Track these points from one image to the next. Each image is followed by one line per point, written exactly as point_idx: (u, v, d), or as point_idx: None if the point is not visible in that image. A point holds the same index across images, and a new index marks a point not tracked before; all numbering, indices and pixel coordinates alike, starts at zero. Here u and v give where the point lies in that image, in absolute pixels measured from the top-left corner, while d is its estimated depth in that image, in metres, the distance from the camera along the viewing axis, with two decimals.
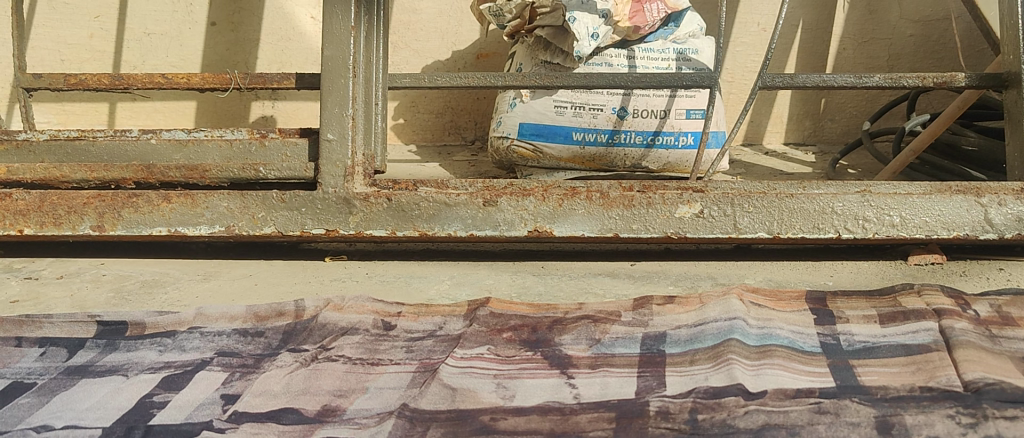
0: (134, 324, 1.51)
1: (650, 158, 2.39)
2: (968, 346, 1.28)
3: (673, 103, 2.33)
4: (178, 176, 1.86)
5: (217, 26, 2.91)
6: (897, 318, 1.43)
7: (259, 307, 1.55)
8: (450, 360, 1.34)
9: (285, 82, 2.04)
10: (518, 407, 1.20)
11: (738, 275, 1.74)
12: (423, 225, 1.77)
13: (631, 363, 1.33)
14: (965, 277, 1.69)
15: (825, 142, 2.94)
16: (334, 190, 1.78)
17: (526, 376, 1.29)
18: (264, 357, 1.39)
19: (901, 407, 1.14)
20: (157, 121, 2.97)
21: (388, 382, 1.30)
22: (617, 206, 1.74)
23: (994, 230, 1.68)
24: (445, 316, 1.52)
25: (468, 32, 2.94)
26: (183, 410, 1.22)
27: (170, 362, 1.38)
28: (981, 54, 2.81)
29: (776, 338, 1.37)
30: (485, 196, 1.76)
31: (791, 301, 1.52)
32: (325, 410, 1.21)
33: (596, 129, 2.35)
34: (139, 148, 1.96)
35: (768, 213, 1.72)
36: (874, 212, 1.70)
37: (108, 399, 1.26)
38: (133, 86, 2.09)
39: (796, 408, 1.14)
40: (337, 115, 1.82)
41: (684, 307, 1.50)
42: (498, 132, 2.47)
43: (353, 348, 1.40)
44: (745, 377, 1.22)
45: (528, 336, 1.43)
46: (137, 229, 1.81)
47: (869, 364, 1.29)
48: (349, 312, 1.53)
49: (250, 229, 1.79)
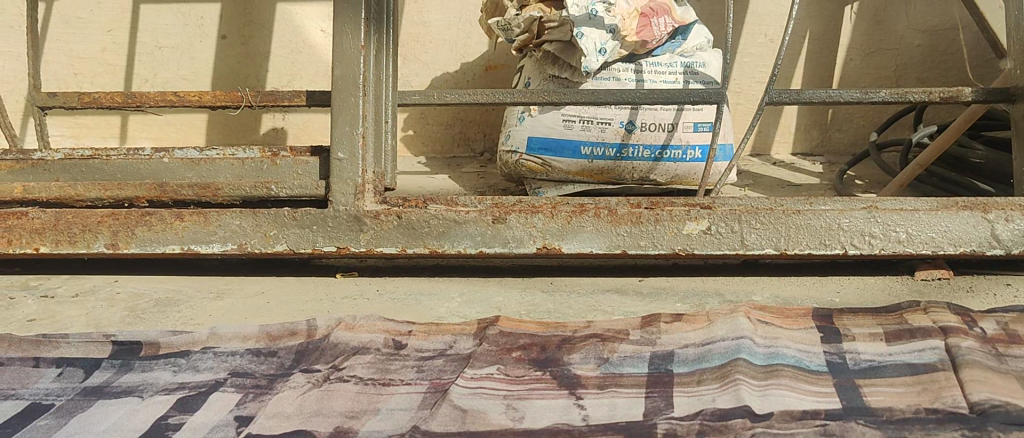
0: (149, 344, 1.53)
1: (658, 171, 2.41)
2: (974, 366, 1.29)
3: (680, 117, 2.35)
4: (190, 195, 1.89)
5: (228, 39, 2.93)
6: (903, 337, 1.44)
7: (271, 327, 1.57)
8: (460, 381, 1.35)
9: (296, 99, 2.07)
10: (527, 429, 1.21)
11: (746, 291, 1.75)
12: (433, 243, 1.79)
13: (639, 383, 1.34)
14: (972, 293, 1.69)
15: (832, 153, 2.94)
16: (344, 208, 1.80)
17: (535, 396, 1.31)
18: (277, 377, 1.41)
19: (907, 429, 1.15)
20: (170, 134, 2.99)
21: (399, 403, 1.31)
22: (625, 224, 1.75)
23: (1000, 246, 1.69)
24: (455, 335, 1.54)
25: (477, 44, 2.96)
26: (198, 432, 1.24)
27: (185, 384, 1.40)
28: (989, 63, 2.82)
29: (783, 358, 1.38)
30: (494, 214, 1.78)
31: (798, 319, 1.54)
32: (338, 432, 1.24)
33: (604, 143, 2.37)
34: (152, 167, 1.99)
35: (775, 229, 1.73)
36: (881, 228, 1.71)
37: (125, 420, 1.29)
38: (146, 104, 2.10)
39: (803, 430, 1.15)
40: (348, 133, 1.84)
41: (692, 325, 1.52)
42: (507, 146, 2.48)
43: (365, 368, 1.42)
44: (753, 398, 1.24)
45: (537, 355, 1.45)
46: (150, 247, 1.83)
47: (875, 383, 1.30)
48: (361, 331, 1.55)
49: (261, 246, 1.82)
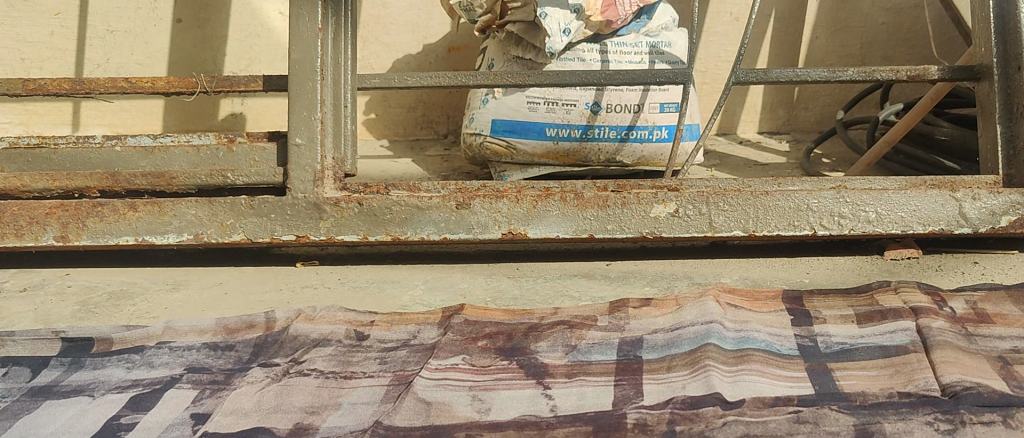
0: (101, 340, 1.47)
1: (625, 153, 2.37)
2: (945, 347, 1.28)
3: (646, 97, 2.32)
4: (144, 184, 1.82)
5: (183, 23, 2.80)
6: (874, 318, 1.42)
7: (228, 320, 1.52)
8: (424, 372, 1.31)
9: (251, 85, 1.99)
10: (494, 421, 1.18)
11: (715, 274, 1.72)
12: (395, 230, 1.74)
13: (607, 371, 1.31)
14: (941, 272, 1.68)
15: (798, 132, 2.93)
16: (304, 195, 1.75)
17: (502, 387, 1.27)
18: (234, 372, 1.36)
19: (880, 414, 1.13)
20: (125, 120, 2.89)
21: (362, 397, 1.27)
22: (591, 207, 1.72)
23: (968, 224, 1.68)
24: (419, 325, 1.50)
25: (439, 26, 2.91)
26: (151, 432, 1.20)
27: (138, 381, 1.35)
28: (952, 41, 2.83)
29: (753, 342, 1.36)
30: (457, 199, 1.73)
31: (767, 301, 1.51)
32: (297, 429, 1.19)
33: (569, 125, 2.33)
34: (104, 155, 1.92)
35: (743, 211, 1.70)
36: (850, 208, 1.69)
37: (73, 422, 1.23)
38: (95, 91, 2.02)
39: (775, 418, 1.13)
40: (306, 118, 1.79)
41: (660, 310, 1.49)
42: (471, 129, 2.43)
43: (325, 361, 1.38)
44: (723, 384, 1.21)
45: (504, 344, 1.41)
46: (102, 239, 1.77)
47: (847, 367, 1.28)
48: (321, 322, 1.50)
49: (218, 236, 1.76)
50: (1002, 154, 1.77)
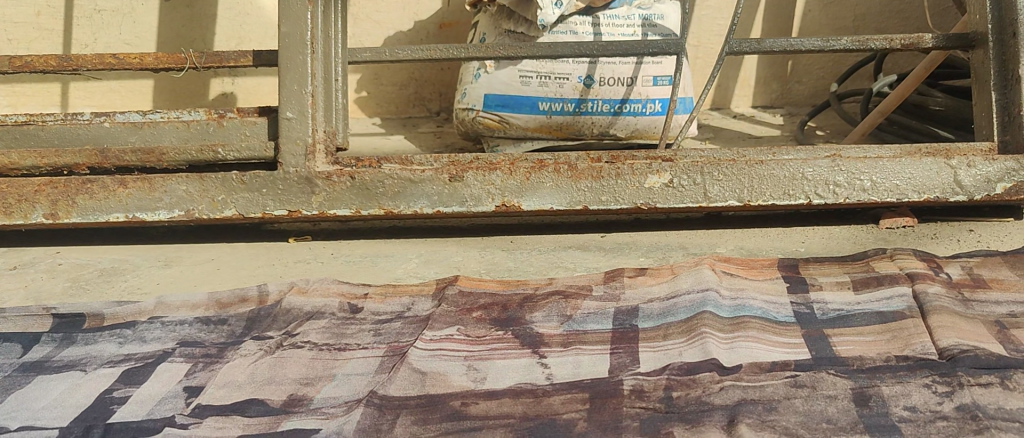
0: (92, 315, 1.46)
1: (618, 126, 2.36)
2: (943, 312, 1.27)
3: (640, 70, 2.31)
4: (133, 160, 1.81)
5: (171, 1, 2.74)
6: (870, 284, 1.42)
7: (220, 294, 1.50)
8: (419, 343, 1.30)
9: (242, 60, 1.98)
10: (490, 390, 1.17)
11: (710, 244, 1.71)
12: (388, 203, 1.73)
13: (603, 340, 1.30)
14: (936, 240, 1.68)
15: (792, 105, 2.91)
16: (295, 169, 1.74)
17: (497, 357, 1.27)
18: (227, 346, 1.35)
19: (878, 378, 1.13)
20: (114, 101, 2.85)
21: (356, 368, 1.26)
22: (585, 178, 1.70)
23: (964, 192, 1.67)
24: (413, 297, 1.49)
25: (430, 2, 2.88)
26: (145, 405, 1.20)
27: (131, 355, 1.34)
28: (946, 12, 2.82)
29: (749, 309, 1.35)
30: (450, 172, 1.72)
31: (763, 270, 1.51)
32: (292, 400, 1.19)
33: (562, 99, 2.32)
34: (93, 131, 1.89)
35: (738, 181, 1.69)
36: (845, 176, 1.68)
37: (66, 396, 1.23)
38: (83, 67, 2.00)
39: (771, 383, 1.12)
40: (297, 92, 1.77)
41: (656, 279, 1.48)
42: (463, 104, 2.42)
43: (319, 333, 1.37)
44: (720, 351, 1.21)
45: (499, 315, 1.40)
46: (92, 216, 1.75)
47: (844, 333, 1.28)
48: (314, 295, 1.49)
49: (210, 212, 1.75)
50: (997, 121, 1.76)
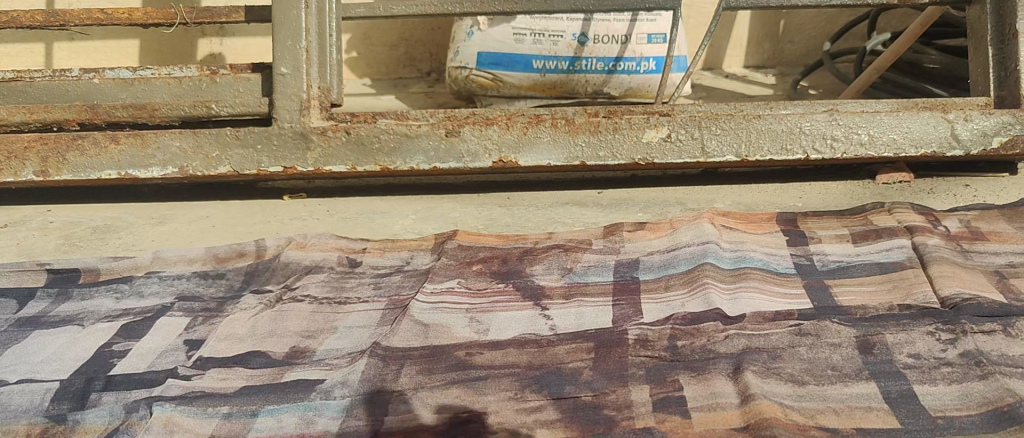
0: (88, 271, 1.45)
1: (612, 85, 2.34)
2: (943, 262, 1.28)
3: (634, 27, 2.28)
4: (125, 116, 1.79)
5: None
6: (869, 237, 1.42)
7: (218, 249, 1.49)
8: (420, 296, 1.30)
9: (233, 16, 1.92)
10: (494, 341, 1.17)
11: (707, 200, 1.71)
12: (384, 160, 1.72)
13: (605, 292, 1.30)
14: (933, 194, 1.68)
15: (784, 65, 2.88)
16: (290, 125, 1.72)
17: (499, 309, 1.26)
18: (226, 300, 1.35)
19: (882, 326, 1.13)
20: (99, 61, 2.75)
21: (358, 321, 1.26)
22: (583, 133, 1.69)
23: (961, 146, 1.67)
24: (412, 251, 1.48)
25: None
26: (145, 358, 1.19)
27: (128, 310, 1.33)
28: None
29: (750, 261, 1.35)
30: (447, 127, 1.71)
31: (762, 224, 1.50)
32: (294, 352, 1.18)
33: (556, 57, 2.30)
34: (82, 88, 1.86)
35: (735, 135, 1.68)
36: (843, 131, 1.68)
37: (64, 350, 1.22)
38: (71, 23, 1.96)
39: (776, 331, 1.13)
40: (291, 48, 1.75)
41: (655, 233, 1.47)
42: (456, 62, 2.40)
43: (319, 287, 1.36)
44: (723, 301, 1.21)
45: (499, 268, 1.40)
46: (83, 173, 1.73)
47: (844, 284, 1.28)
48: (312, 250, 1.48)
49: (204, 169, 1.73)
50: (994, 76, 1.76)
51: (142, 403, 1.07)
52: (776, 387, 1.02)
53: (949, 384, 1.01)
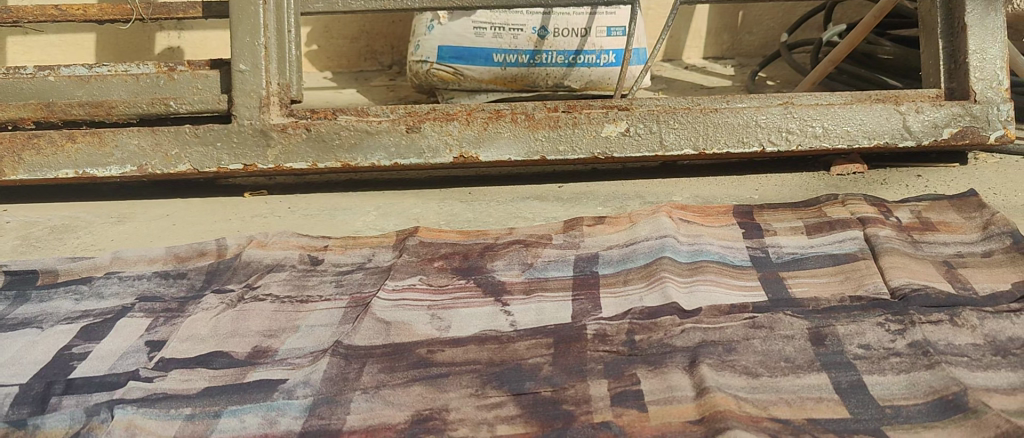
0: (46, 272, 1.44)
1: (572, 77, 2.36)
2: (894, 253, 1.31)
3: (594, 21, 2.29)
4: (81, 114, 1.77)
5: None
6: (823, 229, 1.45)
7: (178, 248, 1.49)
8: (382, 294, 1.31)
9: (191, 11, 1.90)
10: (455, 337, 1.18)
11: (667, 193, 1.73)
12: (344, 156, 1.72)
13: (564, 286, 1.32)
14: (886, 185, 1.72)
15: (742, 56, 2.91)
16: (249, 122, 1.72)
17: (460, 305, 1.28)
18: (188, 300, 1.35)
19: (833, 318, 1.16)
20: (55, 56, 2.71)
21: (320, 319, 1.27)
22: (543, 128, 1.71)
23: (912, 137, 1.71)
24: (374, 248, 1.49)
25: None
26: (106, 360, 1.18)
27: (88, 311, 1.33)
28: None
29: (707, 254, 1.38)
30: (408, 123, 1.71)
31: (719, 217, 1.53)
32: (256, 352, 1.19)
33: (517, 50, 2.31)
34: (37, 85, 1.82)
35: (693, 129, 1.71)
36: (798, 124, 1.71)
37: (23, 353, 1.22)
38: (24, 19, 1.92)
39: (731, 324, 1.16)
40: (249, 44, 1.75)
41: (614, 227, 1.49)
42: (416, 56, 2.40)
43: (280, 286, 1.37)
44: (679, 295, 1.23)
45: (460, 264, 1.41)
46: (39, 173, 1.71)
47: (798, 276, 1.31)
48: (273, 248, 1.48)
49: (163, 167, 1.72)
50: (944, 68, 1.78)
51: (104, 407, 1.07)
52: (730, 379, 1.04)
53: (897, 374, 1.04)
